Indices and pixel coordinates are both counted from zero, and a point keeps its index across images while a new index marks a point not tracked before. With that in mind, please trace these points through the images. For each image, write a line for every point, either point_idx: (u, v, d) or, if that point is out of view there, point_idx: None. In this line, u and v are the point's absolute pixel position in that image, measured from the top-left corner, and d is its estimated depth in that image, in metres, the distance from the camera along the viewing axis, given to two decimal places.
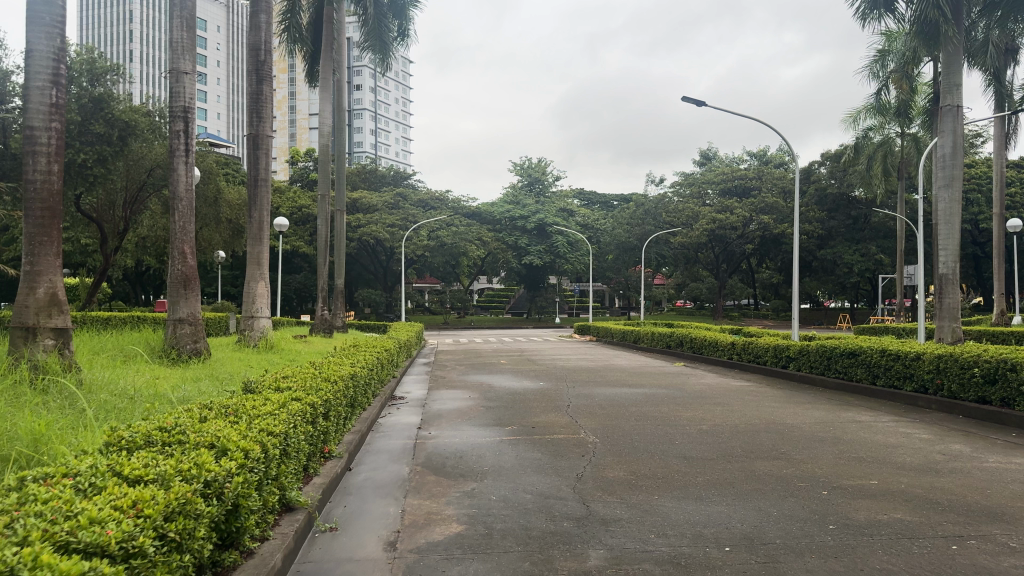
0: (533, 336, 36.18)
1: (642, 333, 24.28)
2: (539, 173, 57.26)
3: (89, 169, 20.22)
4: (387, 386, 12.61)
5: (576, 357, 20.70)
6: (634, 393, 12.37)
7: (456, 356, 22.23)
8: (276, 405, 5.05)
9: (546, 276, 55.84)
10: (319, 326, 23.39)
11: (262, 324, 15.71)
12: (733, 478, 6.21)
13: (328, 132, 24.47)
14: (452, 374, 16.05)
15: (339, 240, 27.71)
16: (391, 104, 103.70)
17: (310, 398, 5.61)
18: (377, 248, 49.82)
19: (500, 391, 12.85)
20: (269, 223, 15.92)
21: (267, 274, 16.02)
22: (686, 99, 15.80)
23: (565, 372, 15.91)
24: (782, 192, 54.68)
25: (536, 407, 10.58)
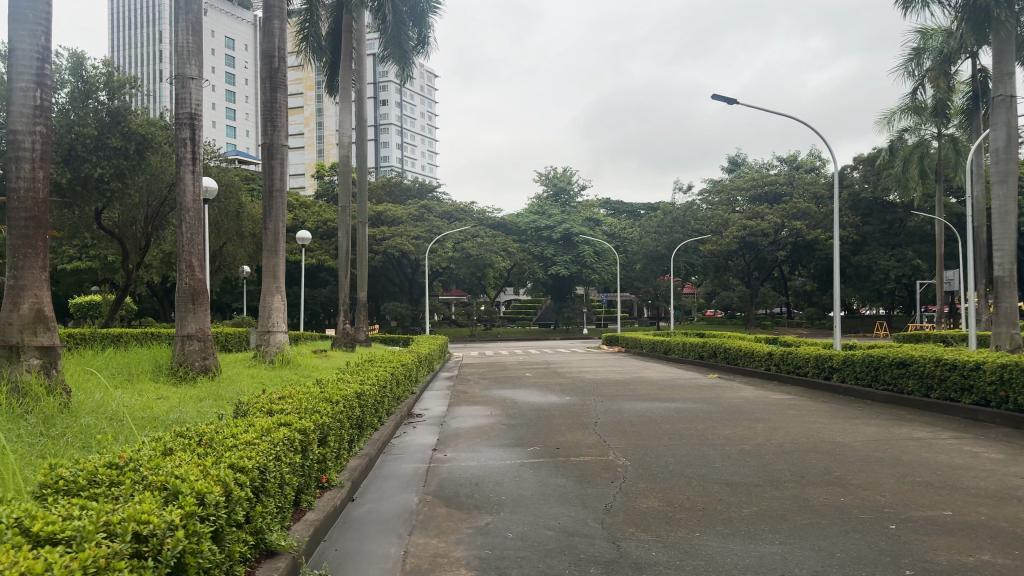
0: (560, 347, 35.48)
1: (673, 343, 23.43)
2: (564, 182, 56.65)
3: (106, 184, 20.01)
4: (405, 402, 11.96)
5: (605, 370, 19.91)
6: (667, 408, 11.61)
7: (480, 369, 21.60)
8: (256, 434, 4.43)
9: (573, 286, 55.11)
10: (341, 339, 22.86)
11: (279, 339, 15.11)
12: (784, 510, 5.47)
13: (348, 143, 24.08)
14: (475, 389, 15.37)
15: (361, 252, 27.27)
16: (417, 119, 103.90)
17: (301, 422, 4.99)
18: (402, 261, 49.47)
19: (524, 408, 12.11)
20: (283, 234, 15.39)
21: (283, 287, 15.47)
22: (717, 97, 15.08)
23: (594, 386, 15.15)
24: (814, 198, 53.46)
25: (562, 425, 9.85)
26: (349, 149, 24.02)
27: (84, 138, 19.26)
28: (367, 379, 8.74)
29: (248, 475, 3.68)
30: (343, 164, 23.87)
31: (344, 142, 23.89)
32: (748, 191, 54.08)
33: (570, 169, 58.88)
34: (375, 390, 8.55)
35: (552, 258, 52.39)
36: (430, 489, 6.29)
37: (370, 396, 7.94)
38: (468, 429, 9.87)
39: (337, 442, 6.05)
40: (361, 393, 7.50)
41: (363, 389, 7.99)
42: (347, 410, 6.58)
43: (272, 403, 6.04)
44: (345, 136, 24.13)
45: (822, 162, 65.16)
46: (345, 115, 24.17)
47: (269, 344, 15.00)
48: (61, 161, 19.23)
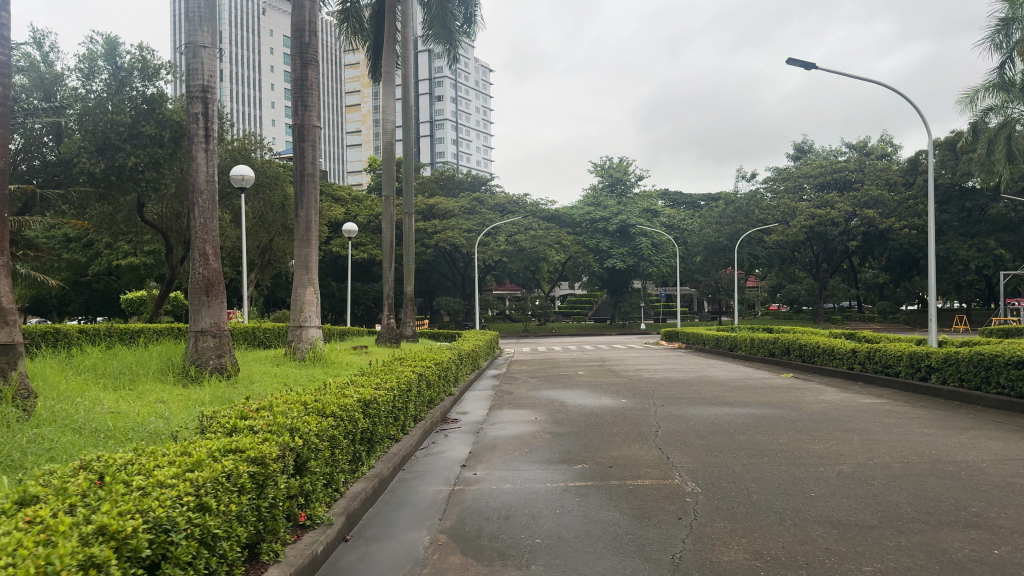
0: (617, 343, 33.90)
1: (739, 340, 21.69)
2: (620, 173, 54.80)
3: (141, 174, 19.36)
4: (442, 404, 10.67)
5: (666, 367, 18.37)
6: (739, 414, 10.09)
7: (530, 366, 20.27)
8: (176, 473, 3.16)
9: (631, 280, 53.20)
10: (385, 334, 21.81)
11: (311, 335, 14.01)
12: (922, 569, 4.02)
13: (392, 129, 22.95)
14: (521, 389, 14.04)
15: (407, 244, 26.20)
16: (472, 113, 102.92)
17: (260, 449, 3.73)
18: (455, 255, 48.46)
19: (574, 412, 10.70)
20: (316, 222, 14.27)
21: (315, 279, 14.35)
22: (791, 60, 13.47)
23: (654, 386, 13.65)
24: (886, 184, 50.52)
25: (618, 434, 8.43)
26: (393, 135, 22.91)
27: (118, 126, 18.62)
28: (388, 382, 7.47)
29: (128, 544, 2.47)
30: (387, 151, 22.74)
31: (388, 128, 22.78)
32: (816, 179, 51.42)
33: (627, 159, 56.95)
34: (397, 395, 7.27)
35: (608, 250, 50.55)
36: (445, 525, 4.99)
37: (387, 403, 6.66)
38: (508, 437, 8.53)
39: (327, 463, 4.79)
40: (373, 399, 6.24)
41: (379, 394, 6.73)
42: (347, 422, 5.32)
43: (247, 414, 4.81)
44: (388, 122, 23.00)
45: (894, 148, 61.78)
46: (388, 100, 23.04)
47: (301, 339, 13.91)
48: (95, 150, 18.63)
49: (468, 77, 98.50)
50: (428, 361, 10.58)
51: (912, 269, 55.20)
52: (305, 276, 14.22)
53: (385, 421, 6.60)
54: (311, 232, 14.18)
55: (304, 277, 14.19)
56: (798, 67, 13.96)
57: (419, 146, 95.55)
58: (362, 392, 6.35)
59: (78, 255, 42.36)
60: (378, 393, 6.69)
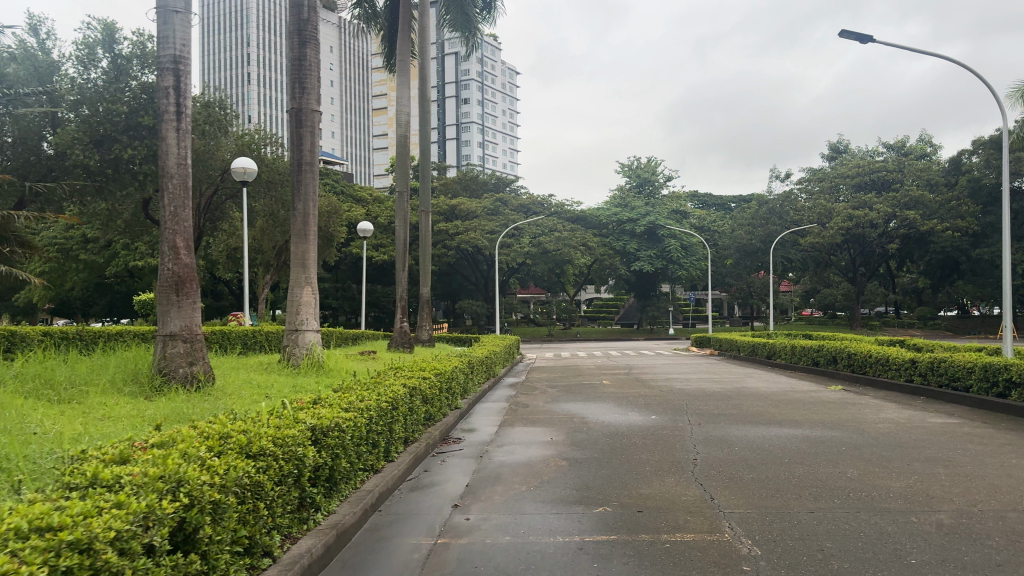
0: (644, 349, 32.35)
1: (778, 347, 20.10)
2: (648, 173, 53.21)
3: (139, 166, 18.51)
4: (446, 420, 9.28)
5: (699, 377, 16.85)
6: (791, 436, 8.59)
7: (552, 374, 18.85)
8: None
9: (659, 283, 51.51)
10: (398, 339, 20.52)
11: (309, 339, 12.71)
12: None
13: (407, 121, 21.58)
14: (538, 400, 12.62)
15: (423, 243, 24.94)
16: (498, 116, 101.69)
17: (79, 534, 2.34)
18: (478, 257, 47.23)
19: (598, 430, 9.23)
20: (316, 216, 13.03)
21: (313, 277, 13.07)
22: (844, 33, 11.92)
23: (687, 400, 12.18)
24: (928, 185, 48.34)
25: (649, 463, 6.97)
26: (407, 128, 21.54)
27: (114, 115, 17.76)
28: (369, 398, 6.10)
29: None
30: (400, 143, 21.30)
31: (402, 119, 21.40)
32: (854, 180, 49.38)
33: (655, 160, 55.34)
34: (378, 414, 5.89)
35: (635, 252, 48.88)
36: None
37: (361, 423, 5.29)
38: (516, 464, 7.11)
39: (246, 521, 3.42)
40: (338, 422, 4.88)
41: (352, 413, 5.36)
42: (284, 460, 3.94)
43: (131, 453, 3.44)
44: (403, 114, 21.67)
45: (934, 148, 59.46)
46: (402, 90, 21.69)
47: (297, 344, 12.64)
48: (92, 142, 17.75)
49: (495, 79, 97.38)
50: (429, 370, 9.21)
51: (953, 273, 52.86)
52: (302, 274, 12.92)
53: (356, 448, 5.22)
54: (310, 227, 12.93)
55: (301, 276, 12.91)
56: (852, 42, 12.40)
57: (445, 149, 94.69)
58: (325, 415, 4.99)
59: (96, 256, 41.80)
60: (349, 412, 5.32)
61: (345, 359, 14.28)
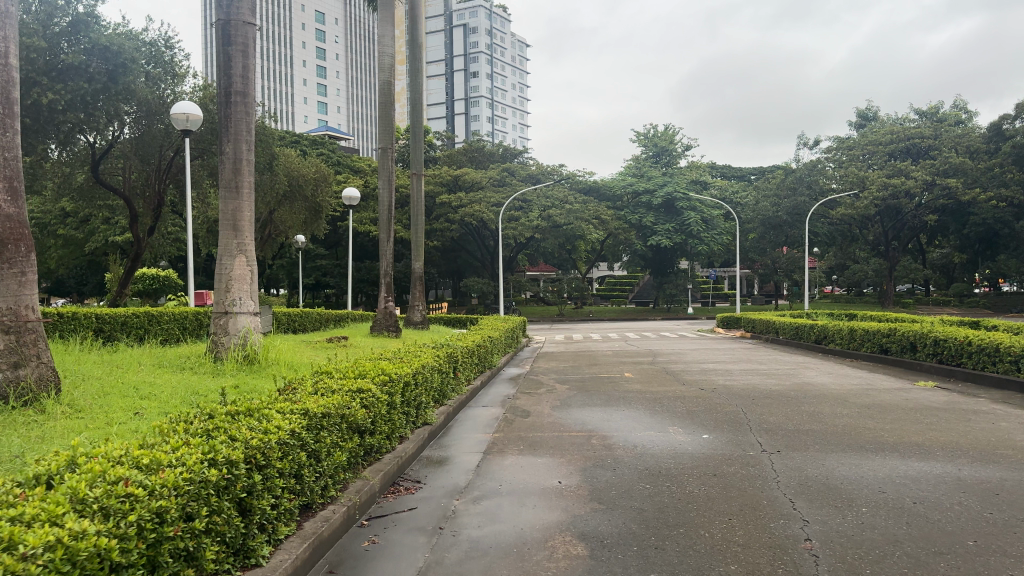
0: (664, 331, 29.26)
1: (830, 331, 16.98)
2: (666, 142, 49.65)
3: (63, 115, 15.10)
4: (406, 447, 6.20)
5: (742, 368, 13.73)
6: (932, 479, 5.55)
7: (563, 362, 15.85)
8: None
9: (676, 259, 48.18)
10: (381, 320, 17.60)
11: (242, 325, 9.67)
12: None
13: (391, 64, 18.01)
14: (544, 404, 9.54)
15: (415, 213, 21.81)
16: (509, 89, 97.90)
17: None
18: (482, 231, 44.14)
19: (629, 463, 6.14)
20: (253, 164, 9.97)
21: (249, 244, 9.98)
22: None
23: (742, 406, 9.11)
24: (968, 152, 44.68)
25: (734, 558, 3.90)
26: (392, 72, 18.01)
27: (32, 52, 14.10)
28: (187, 457, 3.02)
29: None
30: (384, 92, 17.90)
31: (385, 62, 17.91)
32: (888, 148, 45.69)
33: (673, 128, 51.79)
34: (192, 494, 2.82)
35: (652, 226, 45.47)
36: None
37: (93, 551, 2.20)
38: (492, 552, 4.03)
39: None
40: None
41: (85, 521, 2.31)
42: None
43: None
44: (386, 55, 18.11)
45: (970, 114, 55.65)
46: (386, 27, 18.19)
47: (226, 331, 9.59)
48: None
49: (504, 51, 93.58)
50: (379, 373, 6.11)
51: (991, 248, 49.35)
52: (234, 239, 9.81)
53: None
54: (243, 178, 9.87)
55: (232, 242, 9.80)
56: None
57: (452, 123, 91.33)
58: None
59: (74, 232, 38.68)
60: (73, 524, 2.26)
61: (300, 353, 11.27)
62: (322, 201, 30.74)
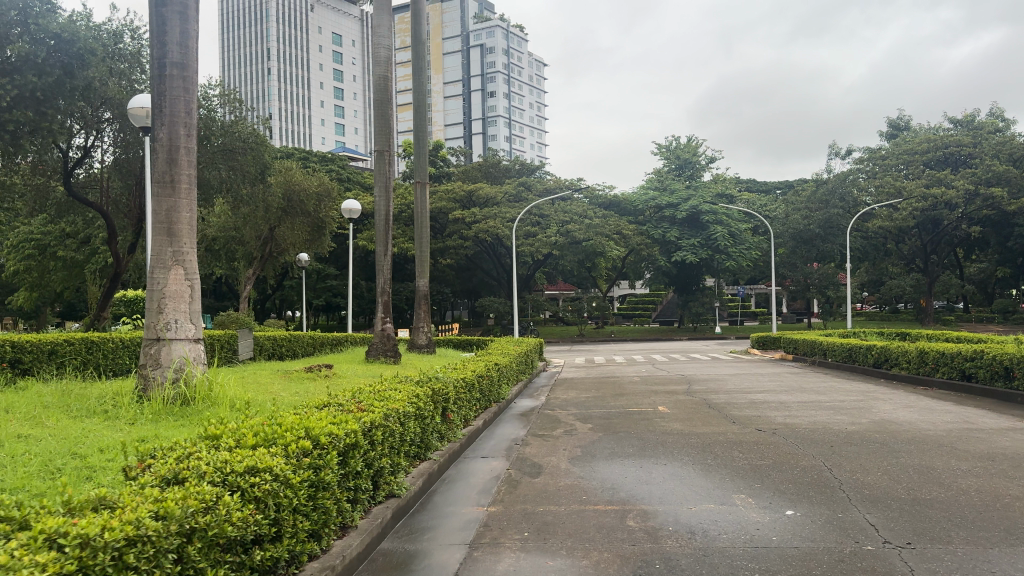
0: (694, 352, 27.01)
1: (894, 353, 14.69)
2: (689, 154, 47.52)
3: (7, 113, 12.98)
4: (345, 545, 4.00)
5: (798, 400, 11.48)
6: None
7: (585, 392, 13.73)
8: None
9: (702, 276, 45.87)
10: (376, 344, 15.59)
11: (176, 356, 7.63)
12: None
13: (388, 57, 16.00)
14: (561, 455, 7.38)
15: (420, 226, 19.78)
16: (526, 108, 96.40)
17: None
18: (499, 247, 42.14)
19: (690, 568, 4.00)
20: (193, 153, 7.97)
21: (189, 253, 7.94)
22: None
23: (822, 459, 6.95)
24: (1011, 159, 42.11)
25: None
26: (389, 66, 15.99)
27: None
28: None
29: None
30: (378, 88, 15.88)
31: (381, 55, 15.90)
32: (926, 156, 43.24)
33: (697, 140, 49.62)
34: None
35: (676, 241, 43.14)
36: None
37: None
38: None
39: None
40: None
41: None
42: None
43: None
44: (382, 48, 16.07)
45: (1007, 122, 53.05)
46: (383, 16, 16.18)
47: (156, 362, 7.58)
48: None
49: (522, 70, 92.16)
50: (301, 432, 3.96)
51: None
52: (169, 247, 7.80)
53: None
54: (181, 171, 7.87)
55: (166, 251, 7.78)
56: None
57: (470, 142, 89.81)
58: None
59: (73, 253, 36.80)
60: None
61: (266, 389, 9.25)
62: (327, 217, 28.89)
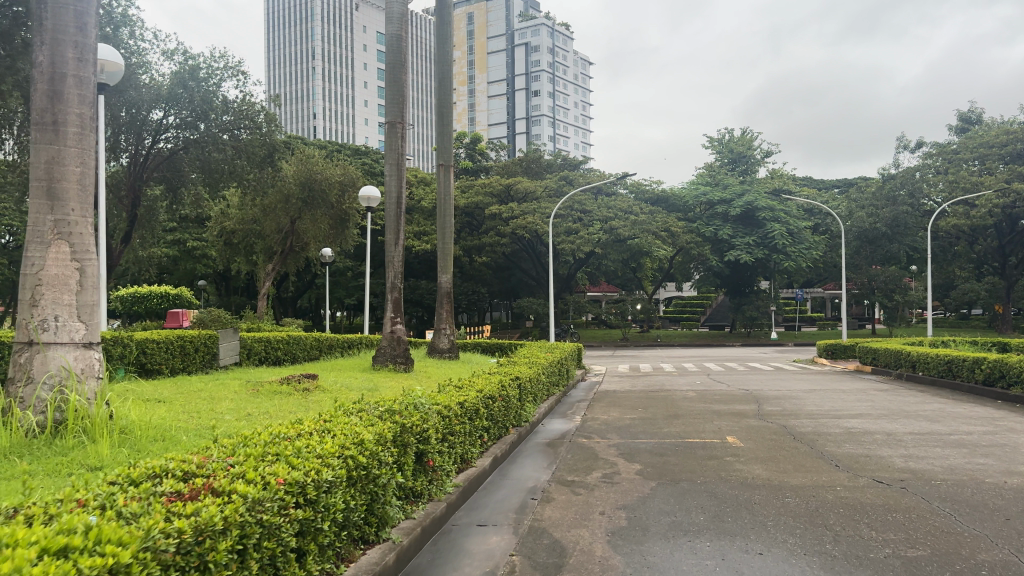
0: (753, 361, 24.23)
1: (1016, 370, 11.79)
2: (743, 147, 44.52)
3: None
4: None
5: (911, 432, 8.76)
6: None
7: (634, 412, 11.26)
8: None
9: (756, 277, 42.86)
10: (385, 349, 13.33)
11: (54, 367, 5.41)
12: None
13: (402, 13, 13.61)
14: (599, 528, 4.85)
15: (444, 215, 17.39)
16: (572, 108, 93.38)
17: None
18: (537, 244, 39.71)
19: None
20: (87, 83, 5.76)
21: (77, 221, 5.71)
22: None
23: (1012, 551, 4.33)
24: None
25: None
26: (403, 23, 13.59)
27: None
28: None
29: None
30: (392, 49, 13.54)
31: (394, 9, 13.53)
32: (1004, 150, 39.02)
33: (751, 132, 46.54)
34: None
35: (729, 240, 40.19)
36: None
37: None
38: None
39: None
40: None
41: None
42: None
43: None
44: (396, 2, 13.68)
45: None
46: None
47: (26, 376, 5.36)
48: None
49: (567, 68, 89.49)
50: None
51: None
52: (48, 215, 5.57)
53: None
54: (68, 110, 5.67)
55: (45, 221, 5.56)
56: None
57: (513, 141, 87.41)
58: None
59: None
60: None
61: (210, 415, 6.95)
62: (352, 209, 26.81)
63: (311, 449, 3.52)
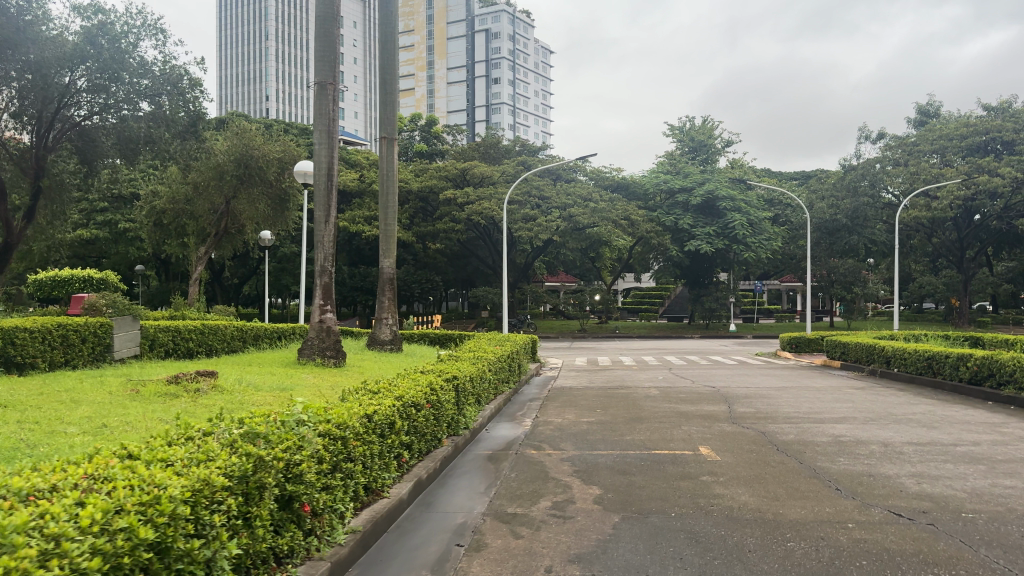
0: (716, 355, 23.08)
1: (1009, 368, 10.70)
2: (705, 136, 43.59)
3: None
4: None
5: (911, 442, 7.55)
6: None
7: (593, 414, 9.90)
8: None
9: (716, 268, 42.00)
10: (312, 341, 11.78)
11: None
12: None
13: None
14: None
15: (386, 192, 15.81)
16: (532, 96, 91.75)
17: None
18: (493, 231, 38.20)
19: None
20: None
21: None
22: None
23: None
24: None
25: None
26: None
27: None
28: None
29: None
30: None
31: None
32: (963, 143, 38.70)
33: (713, 120, 45.65)
34: None
35: (689, 230, 39.18)
36: None
37: None
38: None
39: None
40: None
41: None
42: None
43: None
44: None
45: None
46: None
47: None
48: None
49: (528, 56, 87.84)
50: None
51: None
52: None
53: None
54: None
55: None
56: None
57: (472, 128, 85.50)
58: None
59: None
60: None
61: (48, 429, 5.40)
62: (293, 189, 25.03)
63: (33, 531, 2.09)
